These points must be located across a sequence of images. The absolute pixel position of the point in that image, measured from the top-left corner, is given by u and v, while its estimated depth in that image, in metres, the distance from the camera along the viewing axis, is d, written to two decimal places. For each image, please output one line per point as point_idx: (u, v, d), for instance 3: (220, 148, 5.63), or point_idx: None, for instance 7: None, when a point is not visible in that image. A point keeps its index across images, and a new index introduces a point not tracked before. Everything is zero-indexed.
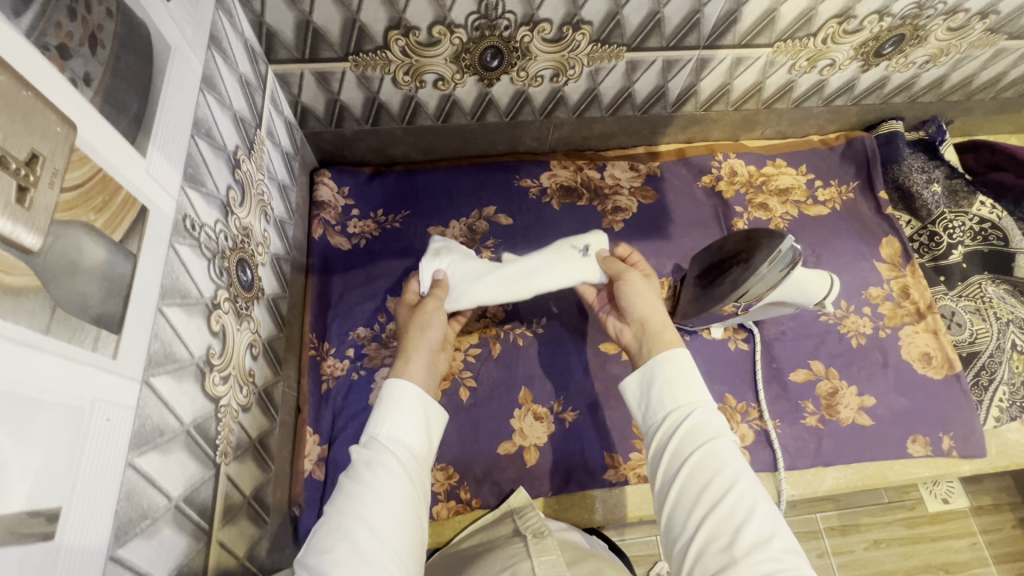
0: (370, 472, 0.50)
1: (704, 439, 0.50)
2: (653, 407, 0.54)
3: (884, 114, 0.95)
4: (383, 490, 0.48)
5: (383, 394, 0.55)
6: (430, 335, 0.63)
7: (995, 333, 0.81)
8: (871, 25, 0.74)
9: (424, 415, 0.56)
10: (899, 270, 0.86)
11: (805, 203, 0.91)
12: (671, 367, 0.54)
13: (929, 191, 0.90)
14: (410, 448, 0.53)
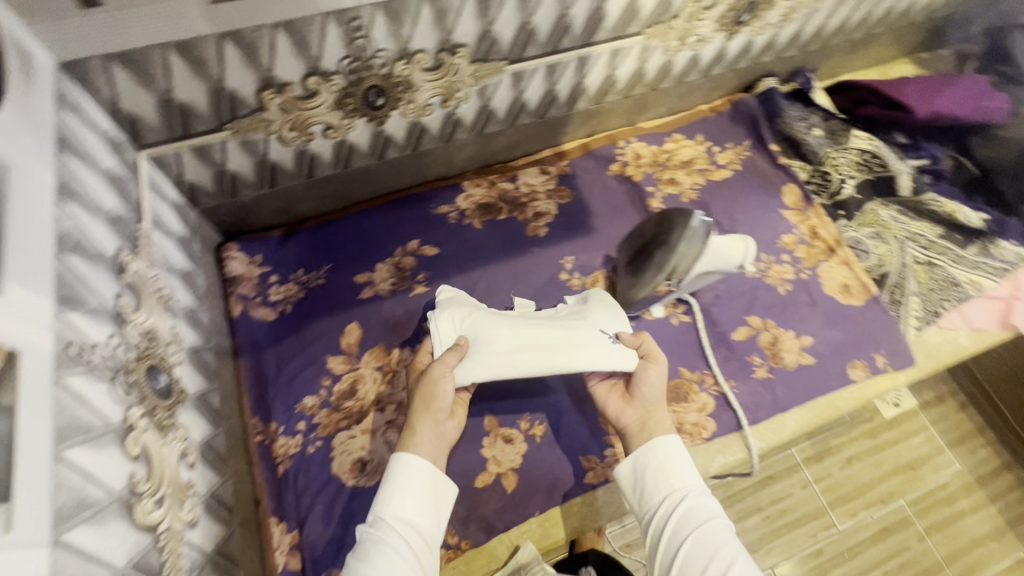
0: (375, 549, 0.54)
1: (699, 519, 0.60)
2: (650, 486, 0.64)
3: (758, 74, 1.01)
4: (387, 571, 0.52)
5: (391, 472, 0.59)
6: (444, 404, 0.63)
7: (897, 251, 0.89)
8: None
9: (433, 492, 0.60)
10: (804, 213, 0.92)
11: (709, 170, 0.96)
12: (661, 454, 0.64)
13: (812, 136, 0.95)
14: (416, 527, 0.58)
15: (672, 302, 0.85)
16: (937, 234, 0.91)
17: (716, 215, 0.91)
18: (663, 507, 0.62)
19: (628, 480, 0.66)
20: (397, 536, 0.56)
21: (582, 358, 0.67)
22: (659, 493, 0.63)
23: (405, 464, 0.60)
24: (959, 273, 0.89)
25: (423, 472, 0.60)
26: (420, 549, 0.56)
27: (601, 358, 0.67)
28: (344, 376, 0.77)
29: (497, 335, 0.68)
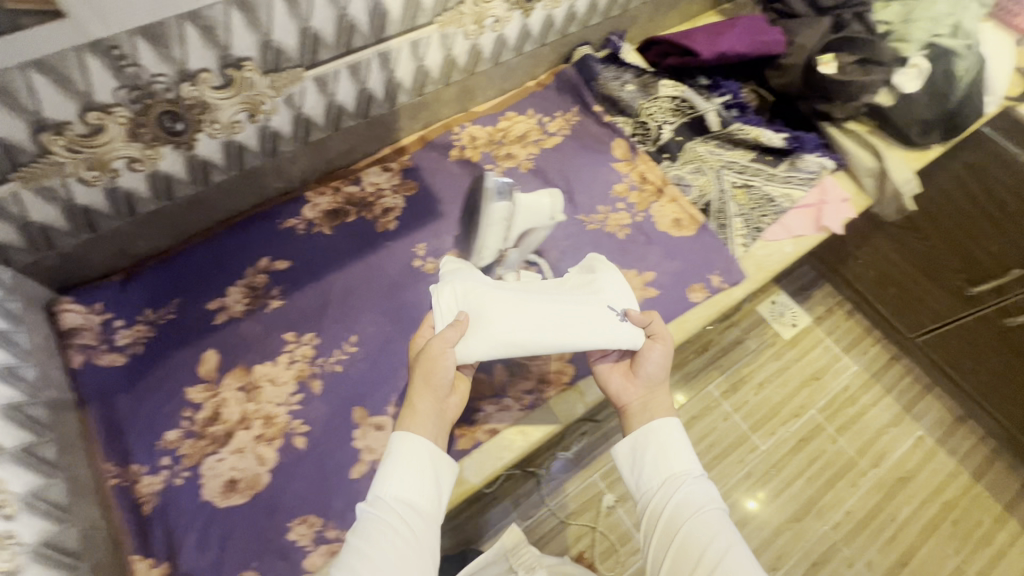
0: (369, 528, 0.60)
1: (694, 500, 0.70)
2: (647, 471, 0.73)
3: (572, 45, 1.09)
4: (382, 546, 0.58)
5: (391, 450, 0.64)
6: (442, 379, 0.68)
7: (716, 181, 0.98)
8: None
9: (431, 467, 0.65)
10: (632, 162, 1.00)
11: (542, 139, 1.02)
12: (667, 434, 0.73)
13: (626, 92, 1.03)
14: (414, 505, 0.63)
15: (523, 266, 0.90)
16: (749, 159, 1.01)
17: (552, 179, 0.97)
18: (659, 491, 0.72)
19: (625, 460, 0.76)
20: (396, 512, 0.61)
21: (582, 339, 0.73)
22: (658, 478, 0.72)
23: (407, 442, 0.64)
24: (773, 189, 0.99)
25: (423, 446, 0.65)
26: (421, 526, 0.62)
27: (605, 336, 0.74)
28: (205, 403, 0.76)
29: (503, 311, 0.72)
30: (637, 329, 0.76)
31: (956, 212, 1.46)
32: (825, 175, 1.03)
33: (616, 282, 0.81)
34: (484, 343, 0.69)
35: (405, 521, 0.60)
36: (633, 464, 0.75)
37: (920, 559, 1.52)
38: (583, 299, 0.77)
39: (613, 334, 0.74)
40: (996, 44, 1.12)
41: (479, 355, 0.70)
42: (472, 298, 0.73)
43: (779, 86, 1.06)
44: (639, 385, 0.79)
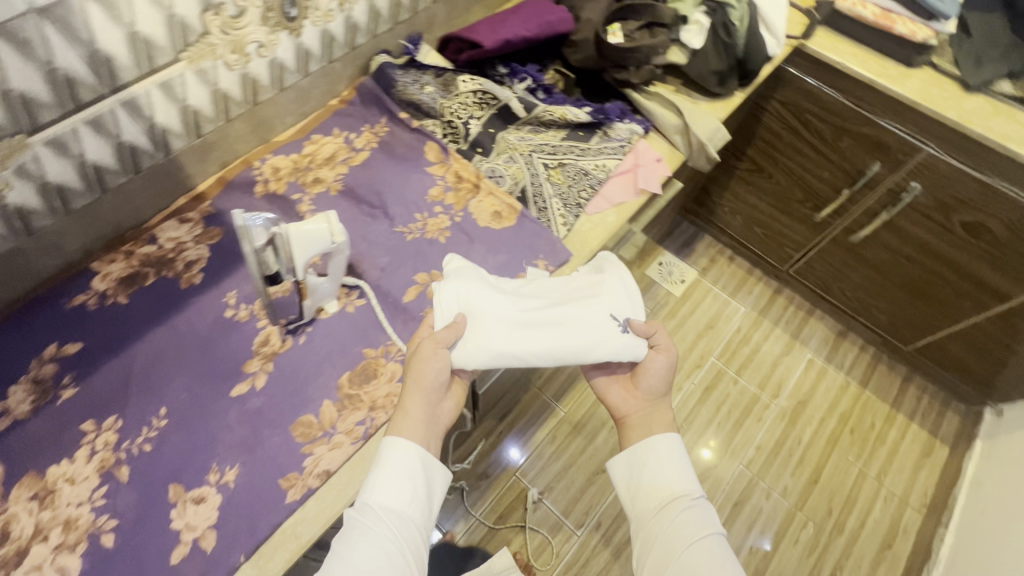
0: (357, 534, 0.65)
1: (696, 517, 0.87)
2: (643, 487, 0.93)
3: (367, 56, 1.06)
4: (365, 552, 0.63)
5: (382, 460, 0.69)
6: (433, 382, 0.74)
7: (528, 166, 0.98)
8: (248, 4, 0.79)
9: (415, 476, 0.70)
10: (446, 163, 0.98)
11: (351, 157, 0.99)
12: (671, 466, 0.92)
13: (427, 95, 1.02)
14: (397, 512, 0.68)
15: (345, 292, 0.86)
16: (561, 138, 1.03)
17: (364, 197, 0.94)
18: (660, 511, 0.89)
19: (624, 475, 0.96)
20: (386, 521, 0.67)
21: (579, 349, 0.80)
22: (658, 497, 0.90)
23: (390, 452, 0.69)
24: (587, 163, 1.01)
25: (411, 455, 0.70)
26: (411, 529, 0.68)
27: (609, 345, 0.81)
28: None
29: (508, 311, 0.81)
30: (638, 339, 0.83)
31: (789, 148, 1.56)
32: (635, 140, 1.06)
33: (624, 283, 0.88)
34: (477, 353, 0.77)
35: (392, 522, 0.66)
36: (637, 470, 0.94)
37: (828, 473, 1.62)
38: (590, 305, 0.84)
39: (613, 345, 0.81)
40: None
41: (476, 361, 0.77)
42: (478, 308, 0.80)
43: (576, 64, 1.08)
44: (639, 396, 1.01)
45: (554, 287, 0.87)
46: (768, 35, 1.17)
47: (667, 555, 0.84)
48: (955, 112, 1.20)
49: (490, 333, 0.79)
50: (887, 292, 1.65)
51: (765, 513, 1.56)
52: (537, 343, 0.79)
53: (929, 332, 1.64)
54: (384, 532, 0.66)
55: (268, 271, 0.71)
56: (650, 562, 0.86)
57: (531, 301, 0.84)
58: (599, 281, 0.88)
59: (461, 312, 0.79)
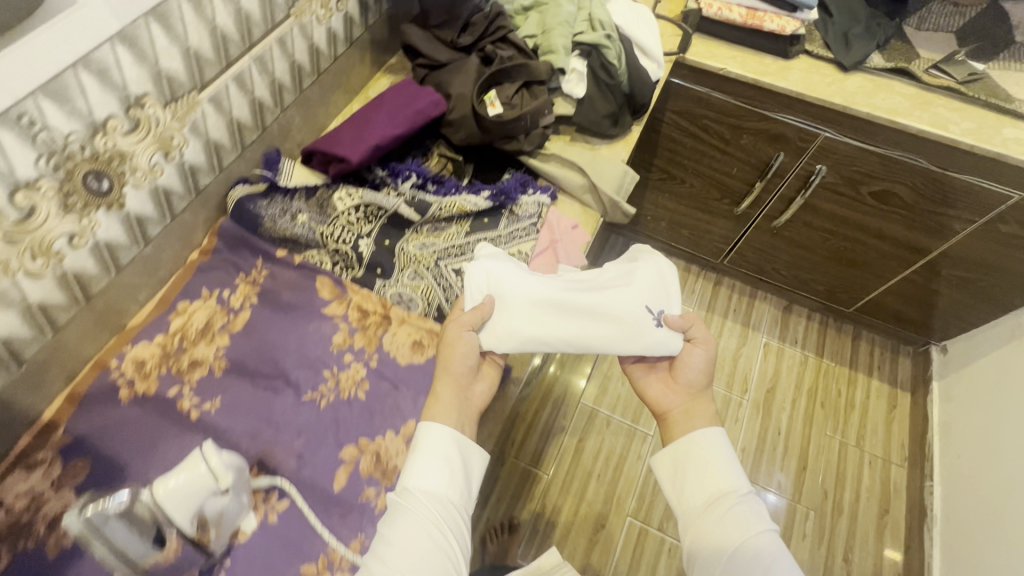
0: (396, 524, 0.65)
1: (745, 514, 0.83)
2: (690, 485, 0.88)
3: (220, 192, 0.90)
4: (404, 536, 0.63)
5: (417, 444, 0.70)
6: (460, 366, 0.77)
7: (438, 279, 0.87)
8: (36, 199, 0.63)
9: (450, 461, 0.70)
10: (344, 299, 0.85)
11: (230, 321, 0.83)
12: (718, 458, 0.88)
13: (302, 224, 0.88)
14: (436, 497, 0.67)
15: (261, 496, 0.71)
16: (466, 232, 0.92)
17: (258, 369, 0.79)
18: (707, 508, 0.85)
19: (668, 472, 0.92)
20: (426, 510, 0.66)
21: (607, 339, 0.84)
22: (705, 493, 0.85)
23: (428, 436, 0.70)
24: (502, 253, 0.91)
25: (449, 441, 0.71)
26: (451, 518, 0.67)
27: (638, 338, 0.84)
28: None
29: (535, 290, 0.84)
30: (671, 333, 0.86)
31: (694, 152, 1.53)
32: (546, 212, 0.97)
33: (659, 271, 0.92)
34: (507, 336, 0.80)
35: (431, 513, 0.66)
36: (682, 465, 0.90)
37: (814, 454, 1.63)
38: (623, 297, 0.86)
39: (643, 339, 0.84)
40: (634, 13, 1.13)
41: (503, 341, 0.81)
42: (513, 293, 0.82)
43: (460, 144, 0.98)
44: (680, 390, 0.98)
45: (581, 278, 0.90)
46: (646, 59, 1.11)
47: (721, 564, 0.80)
48: (840, 95, 1.21)
49: (516, 315, 0.82)
50: (818, 264, 1.68)
51: (768, 514, 1.53)
52: (563, 329, 0.83)
53: (865, 292, 1.68)
54: (423, 517, 0.66)
55: (149, 532, 0.61)
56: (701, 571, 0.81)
57: (563, 284, 0.87)
58: (632, 275, 0.90)
59: (490, 293, 0.82)
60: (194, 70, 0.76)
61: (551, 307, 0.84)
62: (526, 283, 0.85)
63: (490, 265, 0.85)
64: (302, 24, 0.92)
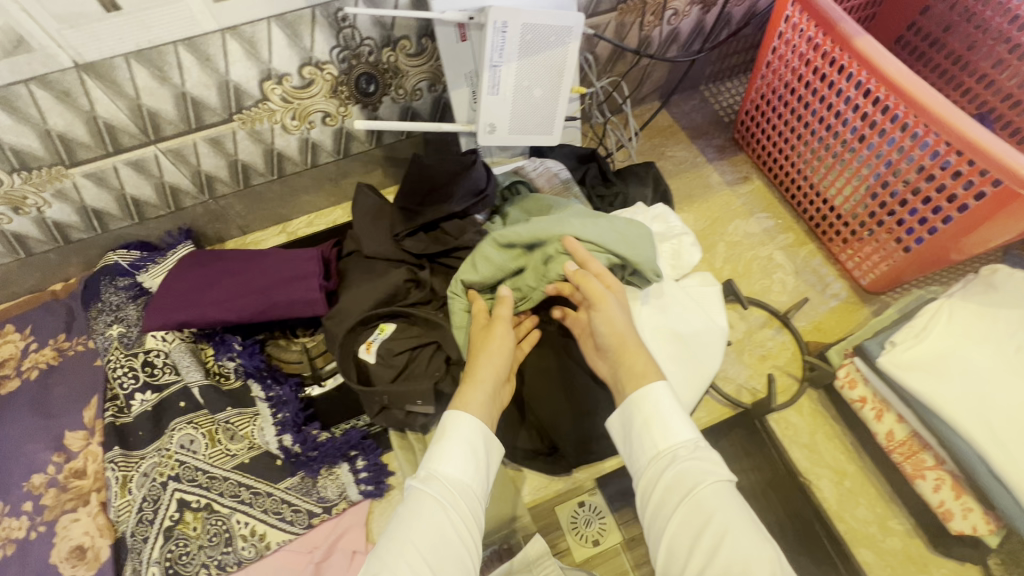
0: (416, 502, 0.51)
1: (705, 481, 0.50)
2: (638, 446, 0.55)
3: (108, 246, 0.84)
4: (421, 521, 0.49)
5: (441, 429, 0.54)
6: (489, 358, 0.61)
7: (160, 501, 0.68)
8: None
9: (479, 452, 0.54)
10: (69, 454, 0.73)
11: (7, 378, 0.79)
12: (647, 407, 0.55)
13: (108, 342, 0.76)
14: (461, 483, 0.52)
15: None
16: (240, 463, 0.71)
17: None
18: (652, 469, 0.53)
19: (621, 432, 0.57)
20: (451, 494, 0.51)
21: (990, 460, 0.60)
22: (647, 453, 0.54)
23: (459, 420, 0.55)
24: (242, 522, 0.68)
25: (479, 422, 0.56)
26: (473, 509, 0.52)
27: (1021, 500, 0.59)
28: None
29: (990, 359, 0.64)
30: None
31: None
32: (340, 510, 0.70)
33: None
34: (906, 374, 0.64)
35: (458, 498, 0.51)
36: (625, 444, 0.57)
37: None
38: None
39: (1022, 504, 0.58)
40: (688, 325, 0.71)
41: (909, 380, 0.64)
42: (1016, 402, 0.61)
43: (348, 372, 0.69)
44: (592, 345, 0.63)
45: None
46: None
47: (703, 509, 0.48)
48: None
49: (963, 367, 0.63)
50: None
51: None
52: (967, 420, 0.61)
53: None
54: (451, 507, 0.50)
55: None
56: (678, 506, 0.49)
57: (1010, 388, 0.62)
58: None
59: (927, 331, 0.67)
60: (59, 150, 0.67)
61: (969, 397, 0.62)
62: (974, 362, 0.64)
63: (942, 318, 0.67)
64: (253, 131, 0.75)
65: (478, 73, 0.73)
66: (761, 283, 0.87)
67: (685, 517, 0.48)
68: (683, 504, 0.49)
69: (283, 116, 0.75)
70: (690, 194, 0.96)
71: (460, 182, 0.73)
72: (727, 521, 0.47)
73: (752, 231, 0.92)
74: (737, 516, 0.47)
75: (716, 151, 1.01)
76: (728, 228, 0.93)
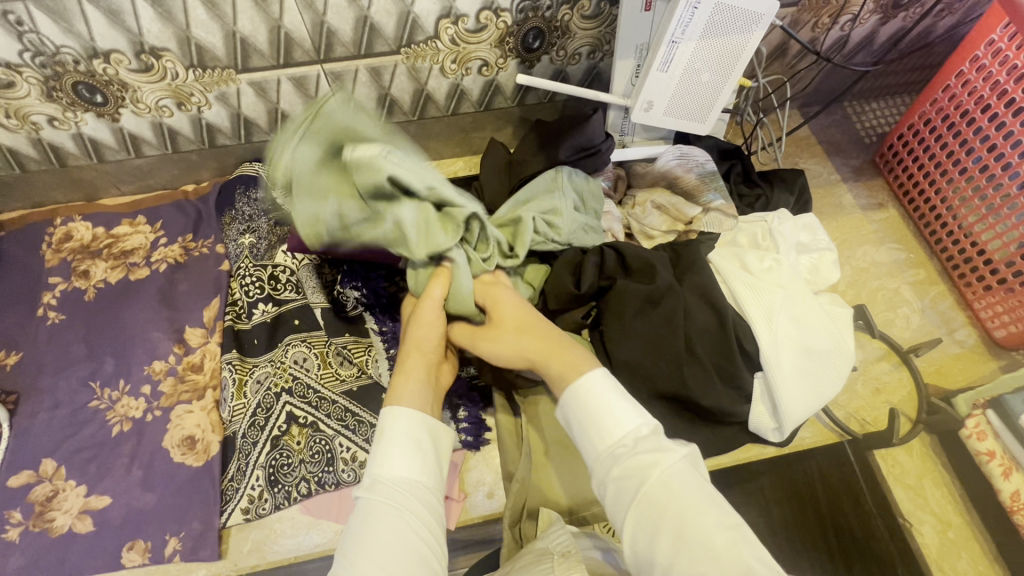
0: (367, 513, 0.47)
1: (662, 469, 0.46)
2: (586, 436, 0.50)
3: (244, 156, 0.85)
4: (376, 531, 0.46)
5: (380, 432, 0.51)
6: (425, 341, 0.61)
7: (270, 410, 0.70)
8: (41, 90, 0.67)
9: (422, 447, 0.52)
10: (189, 348, 0.76)
11: (137, 266, 0.81)
12: (583, 400, 0.51)
13: (239, 249, 0.79)
14: (410, 482, 0.49)
15: None
16: (348, 390, 0.72)
17: (90, 334, 0.76)
18: (599, 463, 0.49)
19: (569, 426, 0.53)
20: (402, 496, 0.48)
21: None
22: (594, 446, 0.49)
23: (397, 418, 0.52)
24: (344, 446, 0.69)
25: (422, 421, 0.53)
26: (426, 508, 0.49)
27: None
28: None
29: None
30: None
31: None
32: None
33: None
34: None
35: (409, 503, 0.48)
36: (572, 435, 0.53)
37: None
38: None
39: None
40: (817, 340, 0.68)
41: None
42: None
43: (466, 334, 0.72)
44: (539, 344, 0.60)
45: None
46: (751, 403, 0.69)
47: (663, 500, 0.44)
48: None
49: None
50: None
51: None
52: None
53: None
54: (406, 511, 0.47)
55: None
56: (635, 499, 0.45)
57: None
58: None
59: None
60: (236, 53, 0.68)
61: None
62: None
63: None
64: (413, 67, 0.75)
65: (652, 47, 0.71)
66: (884, 315, 0.84)
67: (646, 510, 0.45)
68: (640, 498, 0.45)
69: (445, 58, 0.75)
70: (820, 211, 0.93)
71: (568, 135, 0.74)
72: (691, 512, 0.43)
73: (881, 261, 0.88)
74: (701, 505, 0.43)
75: (853, 172, 0.97)
76: (855, 252, 0.89)
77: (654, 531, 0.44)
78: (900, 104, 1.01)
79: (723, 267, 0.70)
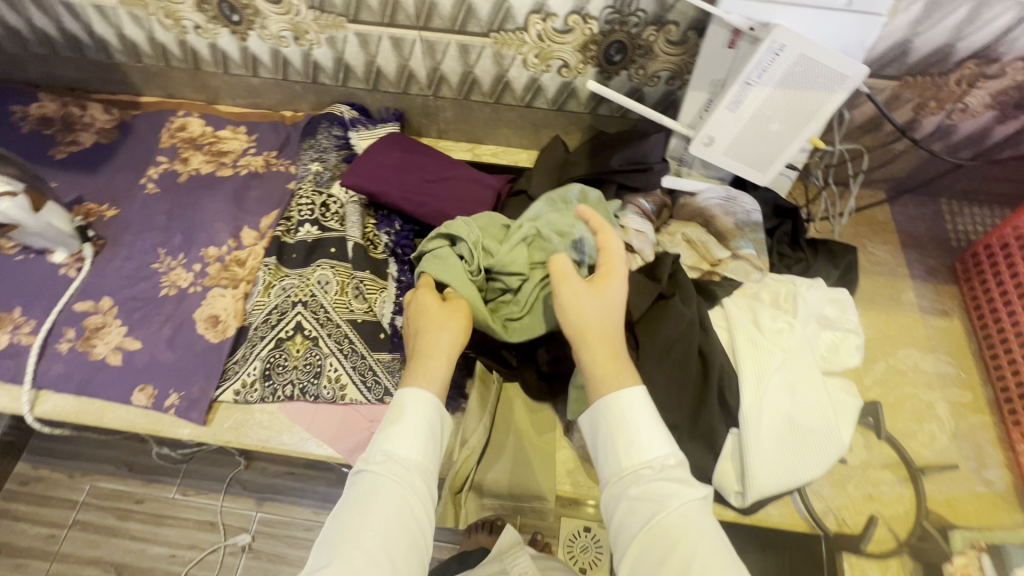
0: (367, 488, 0.52)
1: (675, 504, 0.49)
2: (605, 452, 0.54)
3: (337, 97, 0.95)
4: (374, 507, 0.50)
5: (394, 411, 0.55)
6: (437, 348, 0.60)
7: (283, 316, 0.78)
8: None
9: (430, 432, 0.55)
10: (240, 245, 0.87)
11: (226, 166, 0.94)
12: (618, 413, 0.53)
13: (306, 174, 0.88)
14: (409, 464, 0.53)
15: (78, 256, 0.86)
16: (352, 321, 0.79)
17: (172, 210, 0.90)
18: (616, 480, 0.52)
19: (592, 436, 0.56)
20: (402, 478, 0.52)
21: None
22: (613, 463, 0.52)
23: (413, 400, 0.56)
24: (333, 366, 0.76)
25: (434, 404, 0.56)
26: (421, 490, 0.53)
27: None
28: None
29: None
30: None
31: None
32: None
33: None
34: None
35: (407, 482, 0.52)
36: (594, 447, 0.57)
37: None
38: None
39: None
40: (810, 419, 0.64)
41: None
42: None
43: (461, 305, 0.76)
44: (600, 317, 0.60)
45: None
46: (720, 459, 0.66)
47: (669, 530, 0.48)
48: None
49: None
50: None
51: None
52: None
53: None
54: (402, 494, 0.52)
55: None
56: (644, 523, 0.48)
57: None
58: None
59: None
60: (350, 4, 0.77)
61: None
62: None
63: None
64: (498, 53, 0.80)
65: (726, 85, 0.71)
66: (905, 424, 0.77)
67: (651, 536, 0.48)
68: (650, 523, 0.48)
69: (530, 51, 0.80)
70: (873, 299, 0.86)
71: (625, 146, 0.79)
72: (696, 550, 0.46)
73: (924, 369, 0.81)
74: (707, 544, 0.47)
75: (925, 271, 0.89)
76: (897, 352, 0.82)
77: (657, 558, 0.47)
78: (1004, 215, 0.92)
79: (733, 314, 0.69)
